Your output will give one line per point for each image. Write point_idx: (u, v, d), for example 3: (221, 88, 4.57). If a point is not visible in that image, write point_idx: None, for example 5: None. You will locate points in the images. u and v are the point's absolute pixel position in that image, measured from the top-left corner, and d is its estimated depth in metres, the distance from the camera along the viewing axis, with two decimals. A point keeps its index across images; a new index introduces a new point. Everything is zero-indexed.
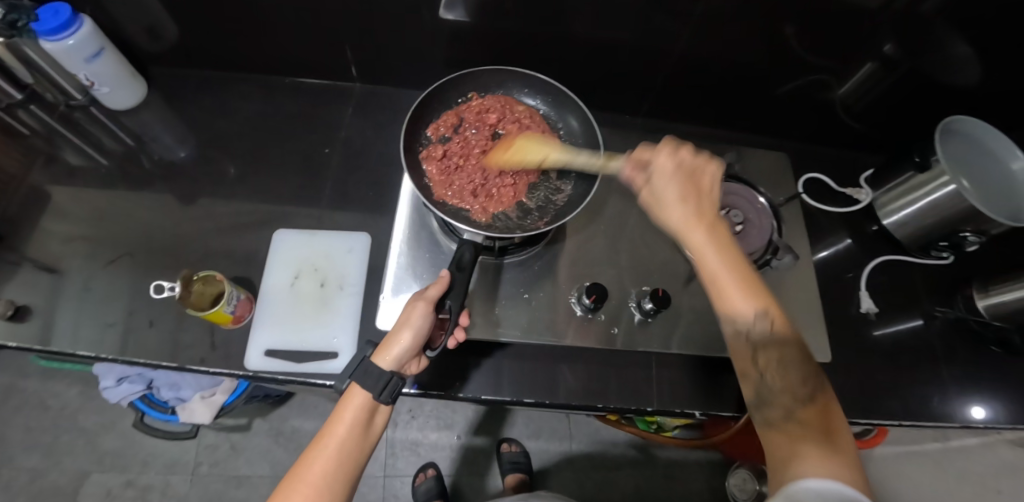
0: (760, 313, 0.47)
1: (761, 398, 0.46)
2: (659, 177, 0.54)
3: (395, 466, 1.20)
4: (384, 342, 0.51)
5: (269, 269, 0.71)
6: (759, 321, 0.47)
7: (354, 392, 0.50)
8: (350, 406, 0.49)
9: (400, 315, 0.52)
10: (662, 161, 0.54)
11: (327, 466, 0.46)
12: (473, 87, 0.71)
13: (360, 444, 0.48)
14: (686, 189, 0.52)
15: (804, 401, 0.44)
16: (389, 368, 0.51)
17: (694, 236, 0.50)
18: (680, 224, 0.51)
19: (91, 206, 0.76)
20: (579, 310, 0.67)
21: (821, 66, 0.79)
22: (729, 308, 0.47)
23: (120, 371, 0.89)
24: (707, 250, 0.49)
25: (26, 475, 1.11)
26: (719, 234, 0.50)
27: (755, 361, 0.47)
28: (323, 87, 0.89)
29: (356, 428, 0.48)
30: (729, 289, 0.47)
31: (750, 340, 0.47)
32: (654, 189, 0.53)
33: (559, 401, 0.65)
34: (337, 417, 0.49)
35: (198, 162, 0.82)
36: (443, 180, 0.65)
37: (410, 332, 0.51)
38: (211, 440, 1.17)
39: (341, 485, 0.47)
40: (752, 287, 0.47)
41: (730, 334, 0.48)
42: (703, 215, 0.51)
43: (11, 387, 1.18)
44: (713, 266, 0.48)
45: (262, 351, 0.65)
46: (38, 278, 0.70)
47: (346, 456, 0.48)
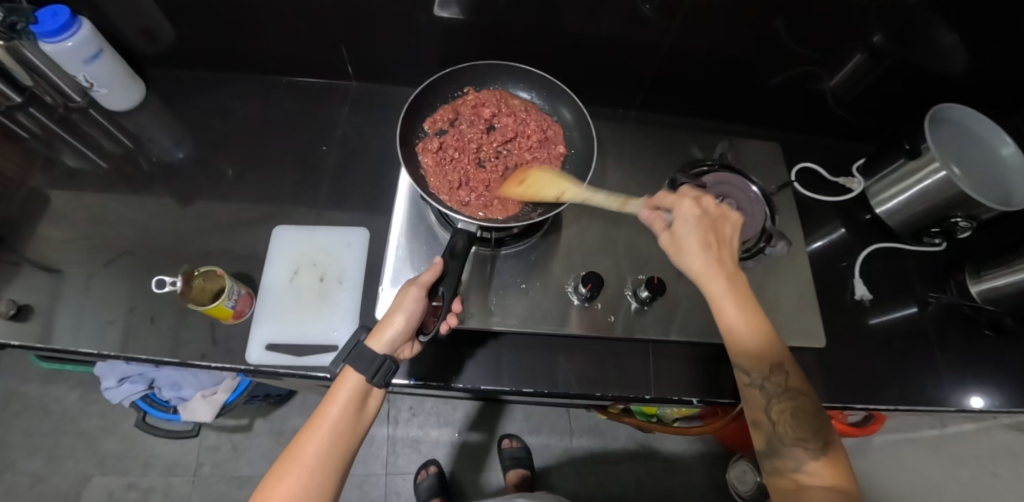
0: (775, 369, 0.51)
1: (772, 447, 0.50)
2: (681, 221, 0.55)
3: (396, 464, 1.20)
4: (376, 328, 0.53)
5: (268, 265, 0.71)
6: (774, 375, 0.51)
7: (348, 375, 0.51)
8: (343, 388, 0.50)
9: (394, 300, 0.54)
10: (685, 209, 0.55)
11: (320, 447, 0.47)
12: (469, 81, 0.72)
13: (353, 426, 0.49)
14: (708, 238, 0.54)
15: (815, 451, 0.48)
16: (382, 352, 0.52)
17: (714, 287, 0.52)
18: (701, 272, 0.53)
19: (92, 207, 0.77)
20: (576, 299, 0.67)
21: (811, 57, 0.80)
22: (748, 361, 0.51)
23: (121, 371, 0.89)
24: (726, 301, 0.52)
25: (27, 479, 1.12)
26: (738, 285, 0.52)
27: (767, 411, 0.51)
28: (320, 86, 0.90)
29: (349, 410, 0.49)
30: (744, 339, 0.51)
31: (765, 391, 0.51)
32: (677, 236, 0.54)
33: (558, 390, 0.65)
34: (331, 398, 0.49)
35: (196, 162, 0.82)
36: (439, 172, 0.66)
37: (403, 316, 0.52)
38: (212, 442, 1.18)
39: (335, 466, 0.47)
40: (769, 340, 0.51)
41: (746, 385, 0.52)
42: (725, 266, 0.53)
43: (11, 392, 1.18)
44: (733, 318, 0.51)
45: (262, 346, 0.65)
46: (40, 278, 0.70)
47: (339, 437, 0.48)
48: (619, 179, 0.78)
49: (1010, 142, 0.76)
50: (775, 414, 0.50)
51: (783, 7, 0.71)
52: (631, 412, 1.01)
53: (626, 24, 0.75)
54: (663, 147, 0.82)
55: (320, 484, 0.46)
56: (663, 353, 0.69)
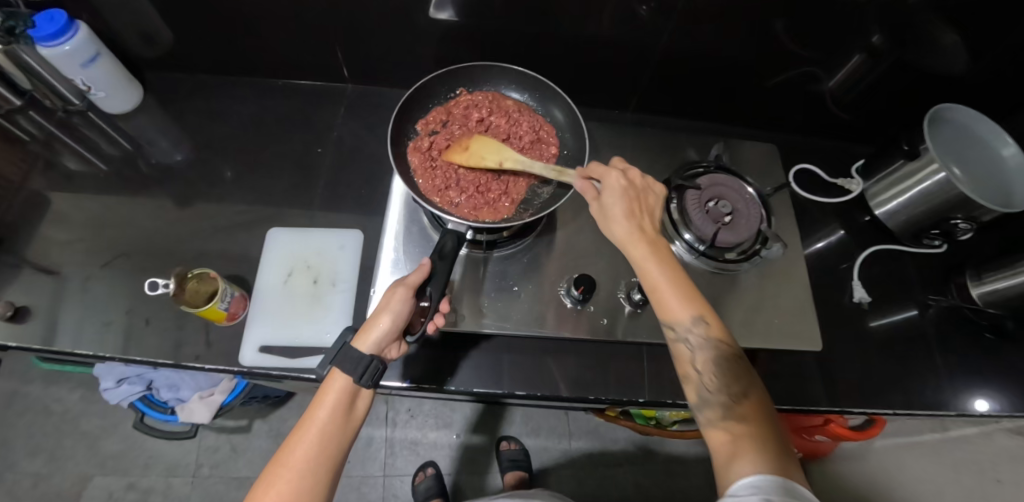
0: (697, 321, 0.48)
1: (701, 399, 0.48)
2: (608, 192, 0.54)
3: (395, 466, 1.20)
4: (363, 330, 0.53)
5: (263, 267, 0.72)
6: (697, 328, 0.48)
7: (335, 377, 0.51)
8: (331, 390, 0.50)
9: (380, 301, 0.54)
10: (611, 178, 0.54)
11: (309, 450, 0.47)
12: (462, 83, 0.72)
13: (342, 428, 0.49)
14: (631, 205, 0.53)
15: (739, 395, 0.46)
16: (369, 352, 0.52)
17: (638, 252, 0.51)
18: (626, 239, 0.52)
19: (90, 209, 0.78)
20: (569, 302, 0.67)
21: (808, 57, 0.79)
22: (672, 318, 0.49)
23: (119, 373, 0.89)
24: (649, 263, 0.50)
25: (29, 479, 1.12)
26: (659, 247, 0.51)
27: (693, 363, 0.49)
28: (316, 88, 0.90)
29: (338, 412, 0.49)
30: (666, 298, 0.49)
31: (689, 345, 0.48)
32: (604, 204, 0.53)
33: (552, 393, 0.65)
34: (319, 401, 0.50)
35: (194, 164, 0.83)
36: (430, 172, 0.65)
37: (389, 316, 0.53)
38: (211, 443, 1.18)
39: (326, 468, 0.47)
40: (690, 296, 0.49)
41: (673, 340, 0.49)
42: (646, 230, 0.52)
43: (14, 392, 1.19)
44: (658, 280, 0.50)
45: (255, 348, 0.65)
46: (38, 280, 0.71)
47: (329, 440, 0.48)
48: None
49: (1011, 144, 0.75)
50: (701, 365, 0.48)
51: (779, 8, 0.70)
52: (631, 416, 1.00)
53: (621, 27, 0.75)
54: (659, 149, 0.81)
55: (310, 488, 0.45)
56: (658, 356, 0.69)
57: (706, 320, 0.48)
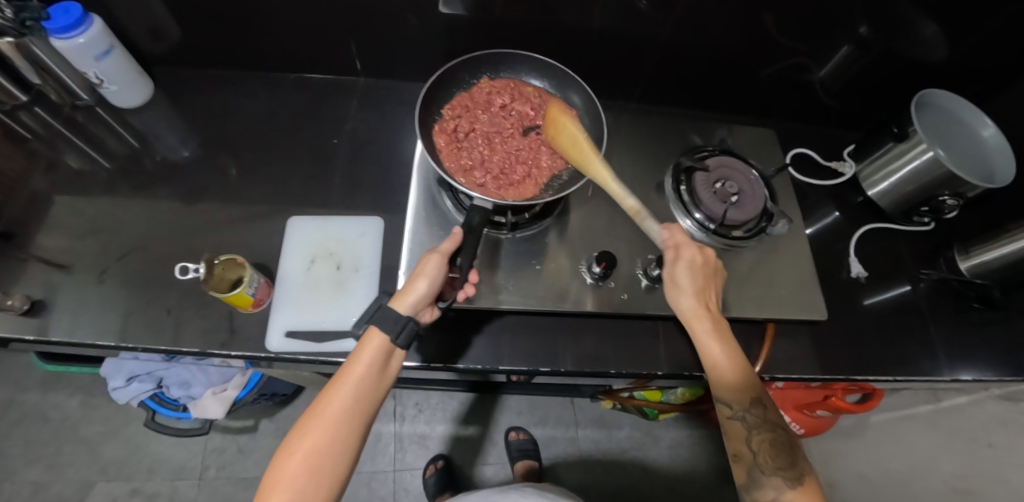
0: (753, 403, 0.57)
1: (752, 479, 0.54)
2: (680, 263, 0.62)
3: (405, 460, 1.20)
4: (404, 288, 0.54)
5: (285, 255, 0.72)
6: (753, 409, 0.56)
7: (372, 336, 0.52)
8: (367, 349, 0.51)
9: (415, 267, 0.55)
10: (689, 255, 0.62)
11: (345, 405, 0.49)
12: (484, 69, 0.70)
13: (376, 383, 0.51)
14: (701, 284, 0.62)
15: (792, 481, 0.52)
16: (406, 313, 0.53)
17: (700, 327, 0.61)
18: (691, 312, 0.61)
19: (103, 205, 0.77)
20: (588, 277, 0.67)
21: (800, 48, 0.84)
22: (728, 394, 0.57)
23: (129, 370, 0.89)
24: (710, 341, 0.60)
25: (29, 489, 1.09)
26: (722, 330, 0.61)
27: (749, 441, 0.56)
28: (326, 82, 0.91)
29: (372, 370, 0.51)
30: (722, 378, 0.58)
31: (746, 424, 0.56)
32: (676, 276, 0.61)
33: (574, 368, 0.67)
34: (355, 358, 0.51)
35: (205, 158, 0.83)
36: (454, 153, 0.63)
37: (426, 282, 0.53)
38: (218, 444, 1.17)
39: (359, 418, 0.49)
40: (749, 381, 0.58)
41: (728, 417, 0.57)
42: (712, 310, 0.62)
43: (10, 401, 1.16)
44: (717, 359, 0.59)
45: (283, 333, 0.66)
46: (53, 275, 0.70)
47: (363, 394, 0.50)
48: (624, 163, 0.79)
49: (990, 125, 0.80)
50: (756, 445, 0.55)
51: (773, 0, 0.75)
52: (638, 394, 1.01)
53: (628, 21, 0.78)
54: (665, 133, 0.84)
55: (343, 439, 0.48)
56: (673, 331, 0.71)
57: (761, 404, 0.56)
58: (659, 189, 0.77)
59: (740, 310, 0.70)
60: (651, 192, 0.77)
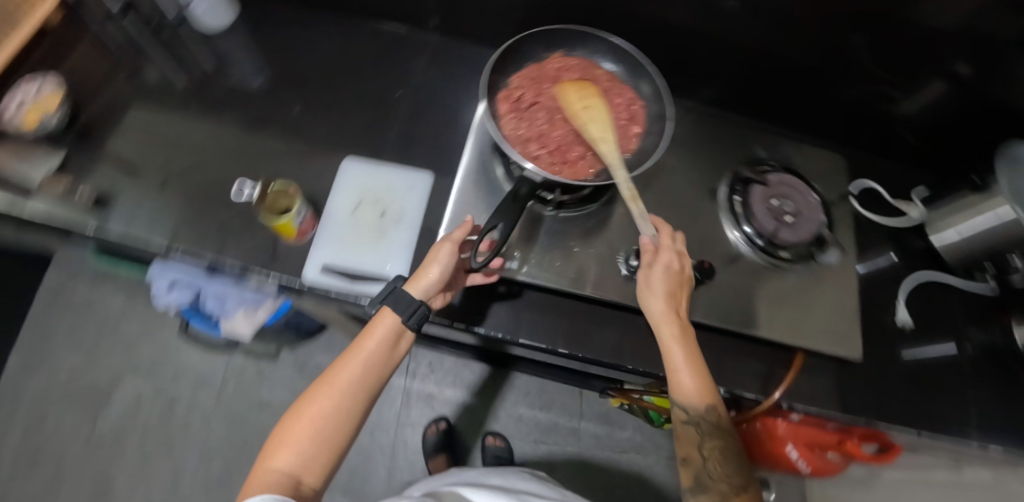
0: (711, 408, 0.54)
1: (698, 483, 0.54)
2: (657, 266, 0.59)
3: (409, 415, 1.24)
4: (416, 276, 0.56)
5: (334, 193, 0.74)
6: (709, 415, 0.54)
7: (384, 317, 0.53)
8: (380, 326, 0.53)
9: (428, 254, 0.57)
10: (667, 258, 0.60)
11: (354, 377, 0.51)
12: (557, 46, 0.69)
13: (386, 358, 0.53)
14: (673, 288, 0.59)
15: (737, 488, 0.53)
16: (419, 297, 0.55)
17: (667, 331, 0.56)
18: (659, 316, 0.57)
19: (174, 119, 0.82)
20: (624, 269, 0.67)
21: (886, 73, 0.79)
22: (686, 399, 0.54)
23: (171, 277, 0.93)
24: (675, 344, 0.56)
25: (68, 370, 1.19)
26: (688, 333, 0.57)
27: (701, 449, 0.54)
28: (400, 33, 0.92)
29: (383, 346, 0.53)
30: (685, 379, 0.54)
31: (699, 430, 0.54)
32: (651, 277, 0.59)
33: (592, 356, 0.67)
34: (368, 334, 0.53)
35: (273, 90, 0.86)
36: (514, 121, 0.62)
37: (437, 268, 0.55)
38: (239, 364, 1.23)
39: (367, 390, 0.51)
40: (711, 387, 0.55)
41: (683, 422, 0.55)
42: (680, 315, 0.58)
43: (61, 288, 1.25)
44: (682, 364, 0.55)
45: (320, 266, 0.68)
46: (122, 175, 0.75)
47: (371, 368, 0.52)
48: (682, 163, 0.77)
49: None
50: (707, 452, 0.54)
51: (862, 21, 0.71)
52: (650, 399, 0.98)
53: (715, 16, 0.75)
54: (728, 141, 0.81)
55: (348, 409, 0.50)
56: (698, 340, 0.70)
57: (717, 410, 0.54)
58: (712, 196, 0.75)
59: (772, 333, 0.68)
60: (702, 197, 0.75)
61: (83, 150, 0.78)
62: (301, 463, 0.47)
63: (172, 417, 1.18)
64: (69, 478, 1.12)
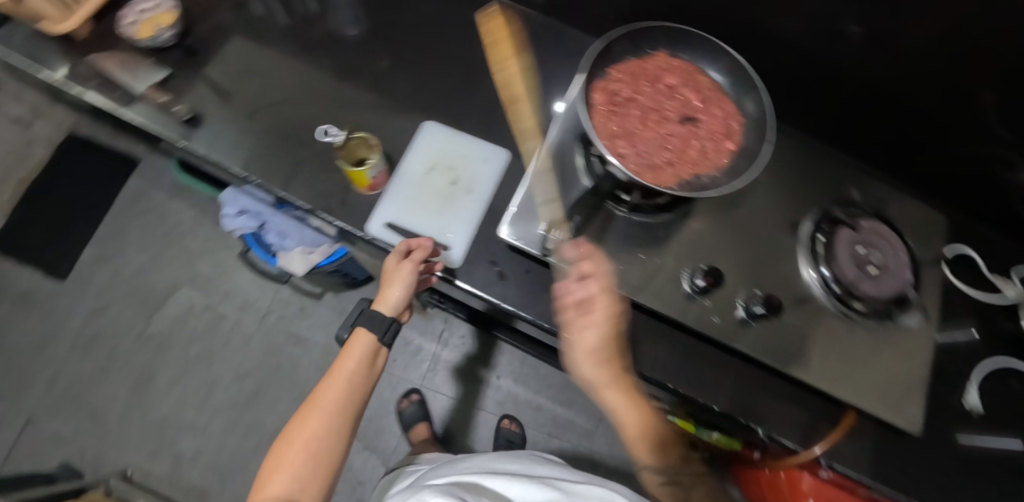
0: (679, 457, 0.57)
1: None
2: (591, 324, 0.57)
3: (432, 380, 1.26)
4: (382, 295, 0.63)
5: (411, 153, 0.74)
6: (681, 466, 0.56)
7: (359, 337, 0.63)
8: (359, 347, 0.62)
9: (388, 274, 0.62)
10: (597, 315, 0.56)
11: (337, 397, 0.58)
12: (666, 43, 0.65)
13: (364, 376, 0.62)
14: (608, 349, 0.57)
15: None
16: (389, 313, 0.63)
17: (610, 395, 0.58)
18: (597, 381, 0.58)
19: (274, 54, 0.85)
20: (686, 287, 0.65)
21: (1009, 138, 0.68)
22: (651, 456, 0.57)
23: (242, 203, 0.99)
24: (621, 407, 0.58)
25: (133, 269, 1.28)
26: (632, 389, 0.59)
27: None
28: (503, 7, 0.91)
29: (361, 364, 0.62)
30: (641, 437, 0.58)
31: (682, 487, 0.55)
32: (582, 341, 0.57)
33: (633, 367, 0.66)
34: (346, 358, 0.62)
35: (369, 42, 0.87)
36: (607, 115, 0.60)
37: (400, 287, 0.61)
38: (284, 298, 1.28)
39: (350, 410, 0.59)
40: (666, 436, 0.58)
41: (660, 483, 0.55)
42: (620, 373, 0.58)
43: (140, 193, 1.33)
44: (631, 423, 0.58)
45: (384, 221, 0.69)
46: (221, 99, 0.79)
47: (352, 387, 0.60)
48: (769, 190, 0.73)
49: None
50: None
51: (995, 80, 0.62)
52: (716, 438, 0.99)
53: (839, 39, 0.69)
54: (823, 177, 0.76)
55: (335, 427, 0.57)
56: (747, 376, 0.67)
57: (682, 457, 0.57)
58: (794, 231, 0.71)
59: (829, 387, 0.64)
60: (784, 230, 0.71)
61: (189, 69, 0.82)
62: (298, 485, 0.52)
63: (216, 332, 1.25)
64: (119, 366, 1.22)
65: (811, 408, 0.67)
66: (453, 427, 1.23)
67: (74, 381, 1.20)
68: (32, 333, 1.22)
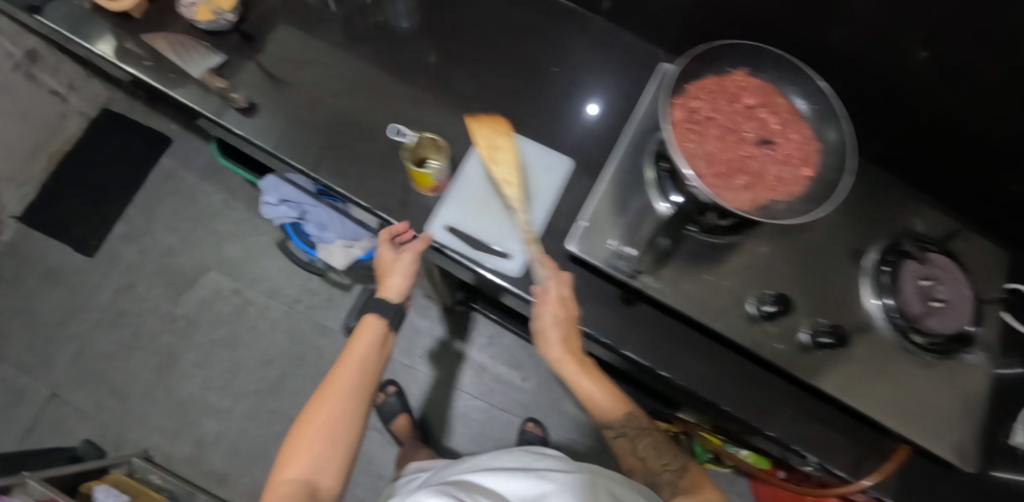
0: (631, 418, 0.69)
1: (649, 475, 0.71)
2: (545, 310, 0.61)
3: (458, 379, 1.26)
4: (383, 284, 0.68)
5: (473, 155, 0.72)
6: (631, 422, 0.69)
7: (367, 323, 0.67)
8: (366, 331, 0.67)
9: (388, 265, 0.67)
10: (548, 303, 0.61)
11: (349, 380, 0.64)
12: (745, 62, 0.64)
13: (372, 356, 0.67)
14: (566, 333, 0.62)
15: (676, 472, 0.69)
16: (395, 298, 0.68)
17: (568, 369, 0.63)
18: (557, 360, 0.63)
19: (332, 44, 0.83)
20: (753, 313, 0.64)
21: None
22: (608, 419, 0.68)
23: (284, 193, 0.98)
24: (580, 380, 0.64)
25: (162, 249, 1.28)
26: (588, 366, 0.65)
27: (635, 450, 0.71)
28: (565, 9, 0.89)
29: (370, 347, 0.67)
30: (600, 402, 0.66)
31: (629, 438, 0.70)
32: (541, 328, 0.61)
33: (690, 387, 0.66)
34: (356, 344, 0.67)
35: (427, 36, 0.85)
36: (685, 131, 0.59)
37: (402, 275, 0.67)
38: (313, 287, 1.28)
39: (362, 392, 0.65)
40: (620, 399, 0.68)
41: (614, 436, 0.70)
42: (579, 353, 0.64)
43: (172, 173, 1.33)
44: (592, 394, 0.66)
45: (445, 224, 0.68)
46: (279, 89, 0.78)
47: (363, 369, 0.66)
48: (834, 216, 0.72)
49: None
50: (643, 450, 0.70)
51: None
52: (745, 456, 1.07)
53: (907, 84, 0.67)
54: (887, 204, 0.75)
55: (349, 408, 0.63)
56: (802, 404, 0.68)
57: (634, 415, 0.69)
58: (859, 258, 0.70)
59: (894, 421, 0.63)
60: (847, 257, 0.70)
61: (244, 54, 0.81)
62: (315, 466, 0.59)
63: (242, 317, 1.25)
64: (144, 346, 1.22)
65: (861, 436, 0.67)
66: (476, 427, 1.23)
67: (99, 357, 1.20)
68: (60, 306, 1.23)
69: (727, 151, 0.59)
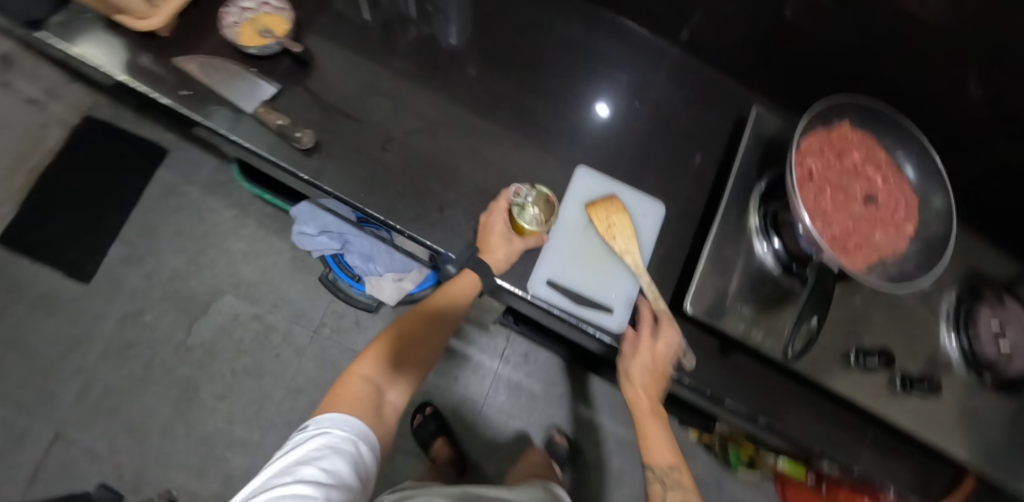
0: (673, 467, 0.60)
1: None
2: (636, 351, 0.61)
3: (496, 398, 1.25)
4: (486, 245, 0.64)
5: (566, 202, 0.70)
6: (672, 472, 0.60)
7: (462, 283, 0.63)
8: (457, 291, 0.63)
9: (501, 234, 0.64)
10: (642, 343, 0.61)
11: (436, 315, 0.63)
12: (850, 115, 0.64)
13: (460, 307, 0.64)
14: (649, 375, 0.61)
15: None
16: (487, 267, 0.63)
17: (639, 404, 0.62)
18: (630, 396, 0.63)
19: (391, 70, 0.76)
20: (854, 364, 0.66)
21: None
22: (652, 456, 0.61)
23: (324, 223, 0.91)
24: (646, 417, 0.62)
25: (168, 272, 1.17)
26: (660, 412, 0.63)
27: None
28: (631, 33, 0.85)
29: (462, 300, 0.64)
30: (651, 434, 0.62)
31: (664, 485, 0.59)
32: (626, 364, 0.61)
33: (787, 433, 0.68)
34: (447, 291, 0.64)
35: (492, 61, 0.79)
36: (804, 191, 0.58)
37: (509, 248, 0.64)
38: (339, 309, 1.22)
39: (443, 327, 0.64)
40: (670, 445, 0.62)
41: (651, 478, 0.61)
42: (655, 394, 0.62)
43: (173, 188, 1.21)
44: (648, 429, 0.62)
45: (546, 278, 0.66)
46: (341, 123, 0.71)
47: (449, 312, 0.64)
48: None
49: None
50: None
51: None
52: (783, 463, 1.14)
53: (984, 131, 0.70)
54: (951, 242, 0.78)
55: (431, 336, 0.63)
56: (883, 441, 0.71)
57: (679, 469, 0.60)
58: (932, 298, 0.73)
59: (980, 462, 0.66)
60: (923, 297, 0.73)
61: (295, 82, 0.73)
62: (383, 374, 0.58)
63: (264, 343, 1.17)
64: (156, 380, 1.12)
65: (933, 470, 0.72)
66: (514, 444, 1.23)
67: (106, 394, 1.10)
68: (55, 339, 1.11)
69: (842, 211, 0.59)
